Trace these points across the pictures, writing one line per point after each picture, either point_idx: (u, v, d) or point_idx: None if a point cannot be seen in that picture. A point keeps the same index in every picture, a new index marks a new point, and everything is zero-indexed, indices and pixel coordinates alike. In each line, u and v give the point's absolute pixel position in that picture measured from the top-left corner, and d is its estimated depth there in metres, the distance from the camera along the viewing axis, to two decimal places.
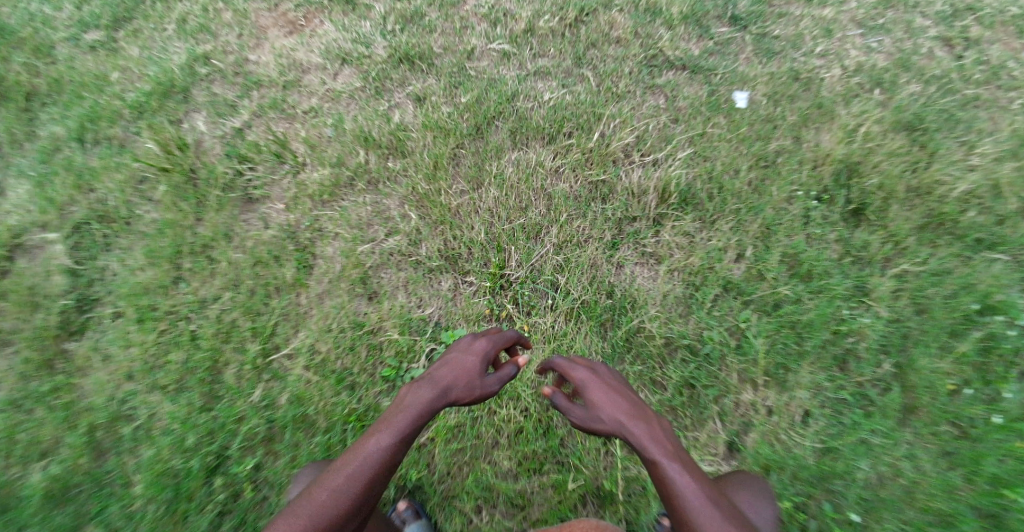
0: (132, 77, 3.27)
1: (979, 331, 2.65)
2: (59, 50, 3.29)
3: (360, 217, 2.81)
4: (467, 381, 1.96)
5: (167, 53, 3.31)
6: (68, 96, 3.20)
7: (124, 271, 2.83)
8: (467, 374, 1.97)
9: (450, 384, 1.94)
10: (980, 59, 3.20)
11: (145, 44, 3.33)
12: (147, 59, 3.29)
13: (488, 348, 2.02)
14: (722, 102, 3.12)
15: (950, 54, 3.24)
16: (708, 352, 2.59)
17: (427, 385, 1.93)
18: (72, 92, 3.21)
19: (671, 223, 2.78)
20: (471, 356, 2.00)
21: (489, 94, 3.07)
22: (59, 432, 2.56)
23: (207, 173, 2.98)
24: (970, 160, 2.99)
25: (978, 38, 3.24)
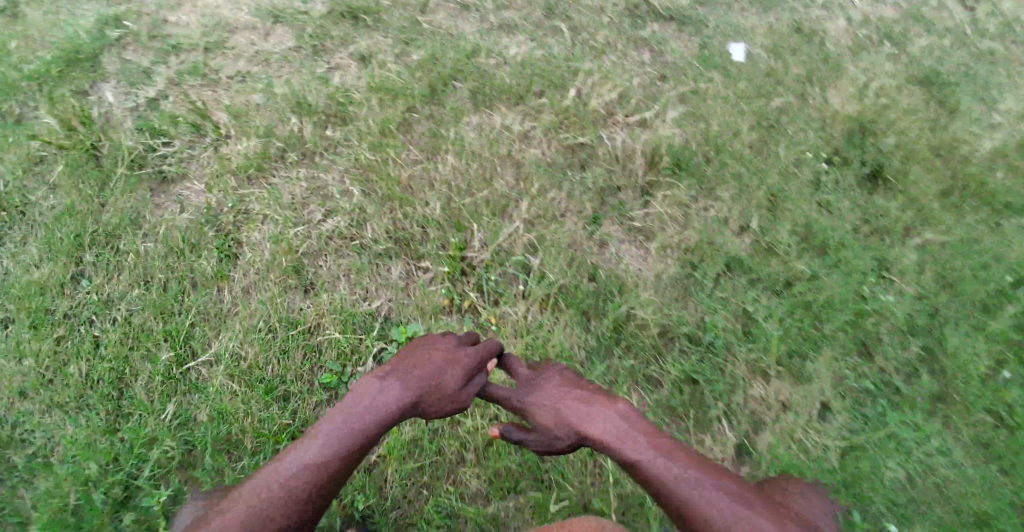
0: (35, 43, 2.84)
1: (1014, 306, 2.27)
2: None
3: (293, 196, 2.38)
4: (445, 385, 1.50)
5: (75, 17, 2.92)
6: None
7: (16, 270, 2.31)
8: (436, 375, 1.50)
9: (419, 394, 1.44)
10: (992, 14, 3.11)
11: (51, 9, 2.94)
12: (51, 23, 2.88)
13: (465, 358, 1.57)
14: (715, 56, 2.77)
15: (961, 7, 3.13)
16: (711, 341, 2.18)
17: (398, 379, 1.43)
18: None
19: (663, 192, 2.41)
20: (449, 361, 1.55)
21: (446, 51, 2.69)
22: None
23: (114, 149, 2.52)
24: (993, 117, 2.78)
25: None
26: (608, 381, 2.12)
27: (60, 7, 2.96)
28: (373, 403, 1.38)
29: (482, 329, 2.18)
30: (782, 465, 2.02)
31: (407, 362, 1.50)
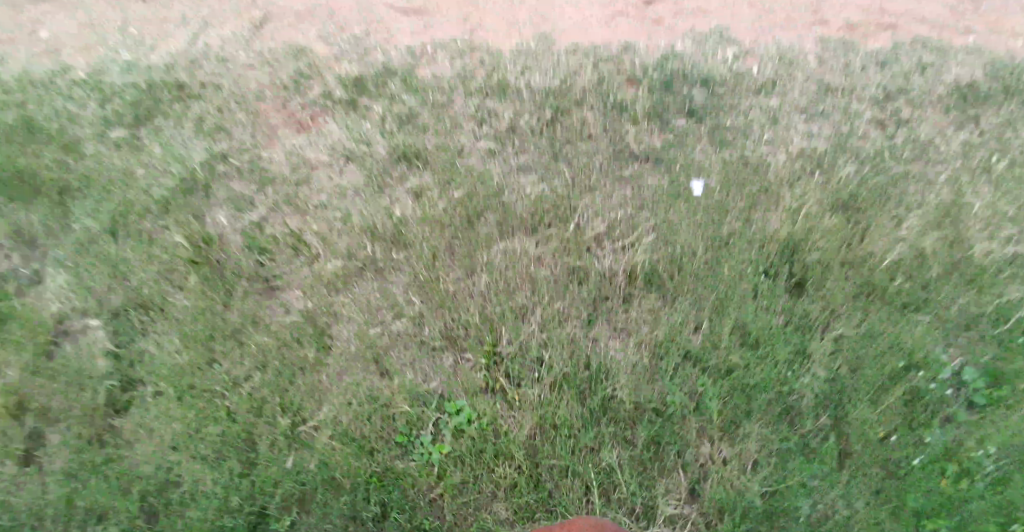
0: (156, 171, 3.75)
1: (906, 384, 3.14)
2: (87, 147, 3.89)
3: (369, 302, 3.26)
4: None
5: (186, 150, 3.82)
6: (99, 192, 3.67)
7: (161, 354, 3.14)
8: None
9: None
10: (909, 138, 4.09)
11: (167, 143, 3.86)
12: (168, 155, 3.79)
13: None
14: (681, 190, 3.66)
15: (883, 134, 4.11)
16: (672, 413, 2.97)
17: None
18: (103, 189, 3.69)
19: (638, 301, 3.31)
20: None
21: (478, 189, 3.61)
22: (115, 500, 2.80)
23: (233, 265, 3.39)
24: (899, 233, 3.63)
25: (907, 119, 4.19)
26: (596, 440, 2.90)
27: (174, 141, 3.88)
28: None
29: (509, 404, 3.00)
30: (718, 502, 2.78)
31: None
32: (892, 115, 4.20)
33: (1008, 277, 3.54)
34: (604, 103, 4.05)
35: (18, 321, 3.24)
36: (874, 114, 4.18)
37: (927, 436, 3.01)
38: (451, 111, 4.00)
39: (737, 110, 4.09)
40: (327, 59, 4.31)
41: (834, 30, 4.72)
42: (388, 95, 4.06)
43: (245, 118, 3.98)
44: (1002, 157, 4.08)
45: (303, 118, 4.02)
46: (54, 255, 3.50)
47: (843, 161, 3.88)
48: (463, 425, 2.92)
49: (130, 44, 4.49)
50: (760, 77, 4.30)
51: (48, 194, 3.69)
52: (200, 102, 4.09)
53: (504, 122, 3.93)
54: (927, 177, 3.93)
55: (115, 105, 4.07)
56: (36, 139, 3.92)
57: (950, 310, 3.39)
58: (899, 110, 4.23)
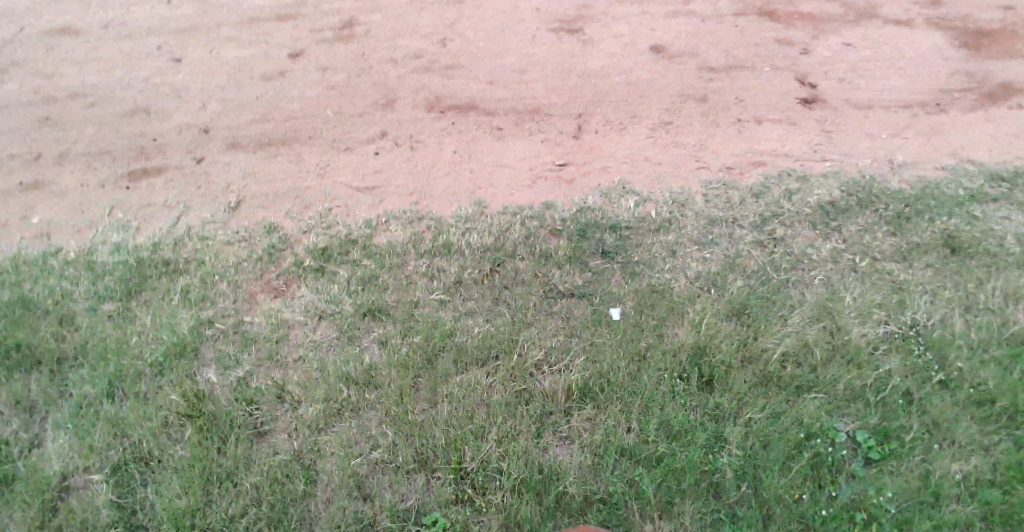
0: (147, 338, 4.26)
1: (809, 451, 3.79)
2: (81, 319, 4.39)
3: (348, 437, 3.75)
4: None
5: (176, 318, 4.36)
6: (95, 359, 4.15)
7: (162, 500, 3.53)
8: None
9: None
10: (786, 251, 4.96)
11: (157, 313, 4.41)
12: (159, 323, 4.33)
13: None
14: (603, 317, 4.37)
15: (764, 251, 4.97)
16: (615, 500, 3.52)
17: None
18: (98, 356, 4.16)
19: (577, 412, 3.87)
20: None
21: (434, 332, 4.22)
22: None
23: (225, 415, 3.83)
24: (786, 329, 4.38)
25: (781, 236, 5.08)
26: (555, 530, 3.43)
27: (164, 311, 4.42)
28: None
29: (477, 510, 3.49)
30: None
31: None
32: (768, 234, 5.09)
33: (883, 352, 4.30)
34: (533, 253, 4.80)
35: (24, 484, 3.61)
36: (755, 236, 5.06)
37: (835, 491, 3.65)
38: (406, 269, 4.68)
39: (642, 249, 4.89)
40: (295, 233, 5.02)
41: (717, 170, 5.71)
42: (352, 261, 4.74)
43: (227, 288, 4.57)
44: (863, 258, 4.95)
45: (277, 285, 4.63)
46: (54, 418, 3.91)
47: (733, 278, 4.70)
48: None
49: (118, 227, 5.11)
50: (657, 218, 5.16)
51: (48, 362, 4.15)
52: (185, 275, 4.68)
53: (452, 277, 4.59)
54: (805, 279, 4.77)
55: (105, 281, 4.62)
56: (32, 316, 4.39)
57: (838, 386, 4.11)
58: (774, 229, 5.13)
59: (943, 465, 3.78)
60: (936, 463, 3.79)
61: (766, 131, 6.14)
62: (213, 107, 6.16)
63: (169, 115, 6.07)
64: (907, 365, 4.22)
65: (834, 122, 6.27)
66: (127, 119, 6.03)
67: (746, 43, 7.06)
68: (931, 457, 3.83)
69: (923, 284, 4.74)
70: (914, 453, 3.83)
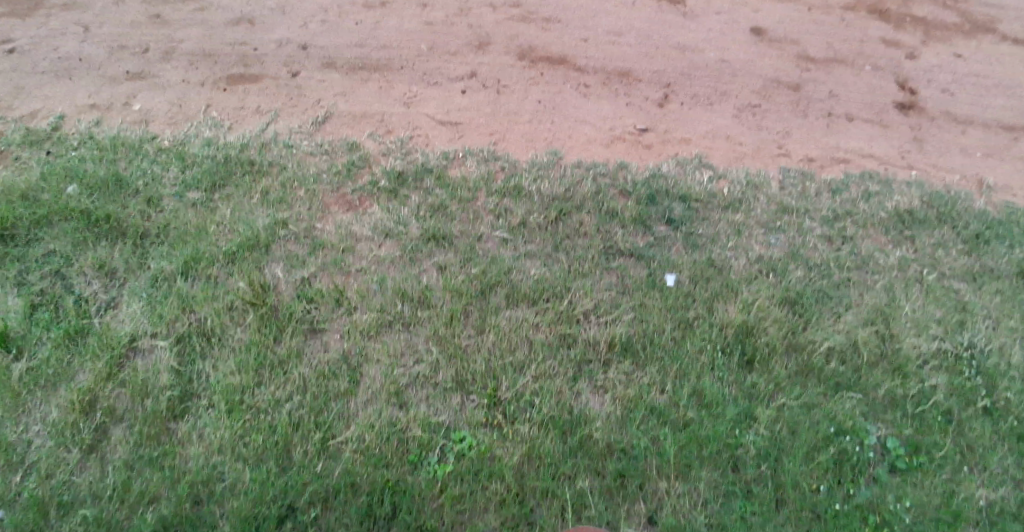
0: (225, 229, 4.56)
1: (836, 447, 3.79)
2: (167, 202, 4.72)
3: (396, 348, 3.97)
4: None
5: (254, 216, 4.64)
6: (175, 240, 4.47)
7: (217, 374, 3.83)
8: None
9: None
10: (853, 251, 4.89)
11: (237, 207, 4.70)
12: (238, 217, 4.62)
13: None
14: (656, 281, 4.43)
15: (831, 247, 4.92)
16: (636, 453, 3.62)
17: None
18: (177, 237, 4.49)
19: (615, 365, 3.98)
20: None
21: (492, 267, 4.38)
22: (164, 486, 3.41)
23: (286, 309, 4.11)
24: (837, 326, 4.37)
25: (852, 235, 5.01)
26: (573, 469, 3.54)
27: (243, 208, 4.70)
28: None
29: (503, 436, 3.64)
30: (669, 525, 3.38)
31: None
32: (839, 231, 5.02)
33: (933, 368, 4.23)
34: (599, 209, 4.87)
35: (96, 338, 3.96)
36: (824, 231, 5.02)
37: (855, 490, 3.65)
38: (475, 204, 4.82)
39: (707, 222, 4.91)
40: (375, 154, 5.21)
41: (796, 161, 5.62)
42: (424, 188, 4.91)
43: (305, 196, 4.81)
44: (931, 271, 4.82)
45: (351, 200, 4.84)
46: (130, 286, 4.24)
47: (793, 267, 4.67)
48: (464, 450, 3.57)
49: (212, 123, 5.40)
50: (729, 196, 5.14)
51: (132, 237, 4.49)
52: (266, 177, 4.94)
53: (517, 218, 4.70)
54: (867, 282, 4.71)
55: (194, 171, 4.92)
56: (125, 192, 4.74)
57: (878, 390, 4.08)
58: (846, 227, 5.06)
59: (969, 488, 3.71)
60: (963, 484, 3.73)
61: (855, 129, 6.00)
62: (314, 26, 6.37)
63: (271, 27, 6.31)
64: (953, 384, 4.14)
65: (927, 132, 6.07)
66: (231, 27, 6.29)
67: (848, 37, 6.83)
68: (959, 478, 3.76)
69: (989, 308, 4.61)
70: (943, 471, 3.78)
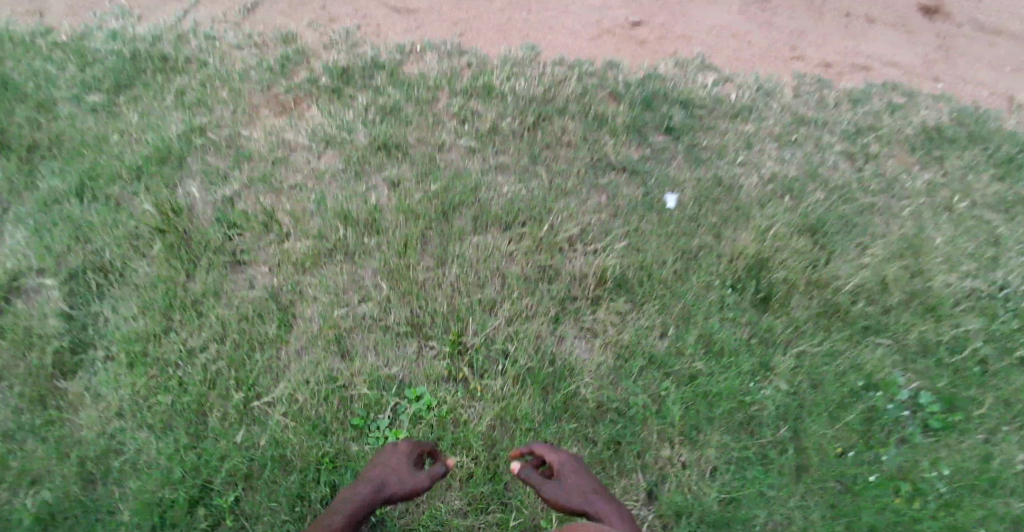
0: (131, 140, 3.73)
1: (863, 404, 3.24)
2: (61, 108, 3.81)
3: (337, 284, 3.22)
4: (400, 476, 2.07)
5: (165, 123, 3.80)
6: (69, 154, 3.62)
7: (118, 319, 3.14)
8: (403, 475, 2.06)
9: (378, 484, 2.04)
10: (876, 173, 4.21)
11: (145, 112, 3.85)
12: (146, 124, 3.78)
13: (408, 449, 2.15)
14: (655, 202, 3.68)
15: (852, 167, 4.25)
16: (633, 414, 3.00)
17: (358, 487, 2.03)
18: (72, 151, 3.64)
19: (606, 303, 3.28)
20: (392, 457, 2.13)
21: (455, 183, 3.59)
22: (49, 462, 2.76)
23: (200, 236, 3.36)
24: (862, 259, 3.75)
25: (877, 154, 4.32)
26: (557, 435, 2.93)
27: (153, 113, 3.85)
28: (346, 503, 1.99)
29: (470, 394, 2.99)
30: (675, 505, 2.84)
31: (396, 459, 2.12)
32: (861, 149, 4.32)
33: (967, 309, 3.64)
34: (586, 114, 4.05)
35: None
36: (845, 147, 4.32)
37: (883, 455, 3.12)
38: (435, 107, 4.00)
39: (713, 132, 4.17)
40: (315, 47, 4.30)
41: (812, 66, 4.84)
42: (374, 87, 4.05)
43: (228, 96, 3.94)
44: (963, 199, 4.17)
45: (285, 100, 3.98)
46: (14, 211, 3.43)
47: (812, 189, 4.02)
48: (422, 412, 2.92)
49: (119, 13, 4.41)
50: (738, 104, 4.38)
51: (16, 151, 3.61)
52: (182, 75, 4.04)
53: (487, 124, 3.89)
54: (893, 208, 4.06)
55: (94, 69, 4.00)
56: (6, 94, 3.82)
57: (909, 335, 3.49)
58: (869, 143, 4.36)
59: (1010, 451, 3.19)
60: (1001, 447, 3.20)
61: (877, 33, 5.22)
62: None
63: None
64: (991, 329, 3.56)
65: (955, 39, 5.32)
66: None
67: None
68: (997, 439, 3.24)
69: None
70: (980, 432, 3.24)
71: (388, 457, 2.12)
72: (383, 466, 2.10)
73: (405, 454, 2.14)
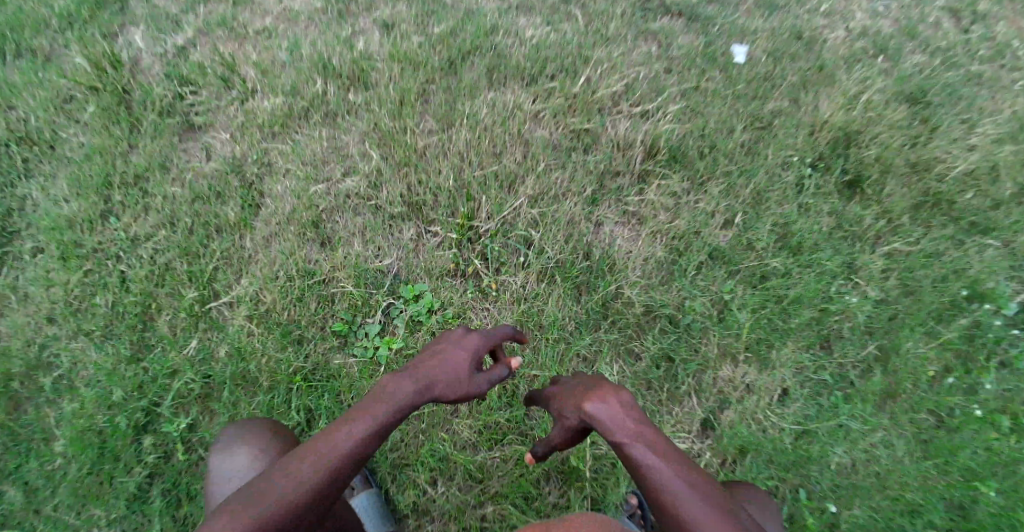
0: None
1: (966, 318, 2.49)
2: None
3: (315, 153, 2.58)
4: (453, 381, 1.70)
5: None
6: None
7: (46, 203, 2.52)
8: (456, 381, 1.70)
9: (435, 380, 1.70)
10: (985, 36, 3.03)
11: None
12: None
13: (484, 343, 1.76)
14: (719, 55, 2.90)
15: (956, 27, 3.08)
16: (688, 323, 2.45)
17: (408, 377, 1.68)
18: None
19: (657, 181, 2.64)
20: (460, 347, 1.75)
21: (466, 26, 2.83)
22: None
23: (143, 95, 2.68)
24: (969, 139, 2.77)
25: (986, 13, 3.09)
26: (592, 349, 2.41)
27: None
28: (390, 393, 1.66)
29: (484, 293, 2.45)
30: (740, 440, 2.33)
31: (446, 357, 1.73)
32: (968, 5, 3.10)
33: None
34: None
35: None
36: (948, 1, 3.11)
37: (984, 383, 2.42)
38: None
39: None
40: None
41: None
42: None
43: None
44: None
45: None
46: None
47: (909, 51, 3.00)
48: (422, 317, 2.38)
49: None
50: None
51: None
52: None
53: None
54: (1001, 80, 2.93)
55: None
56: None
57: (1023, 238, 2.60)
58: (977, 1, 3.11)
59: None
60: None
61: None
62: None
63: None
64: None
65: None
66: None
67: None
68: None
69: None
70: None
71: (457, 348, 1.74)
72: (438, 364, 1.72)
73: (476, 347, 1.75)
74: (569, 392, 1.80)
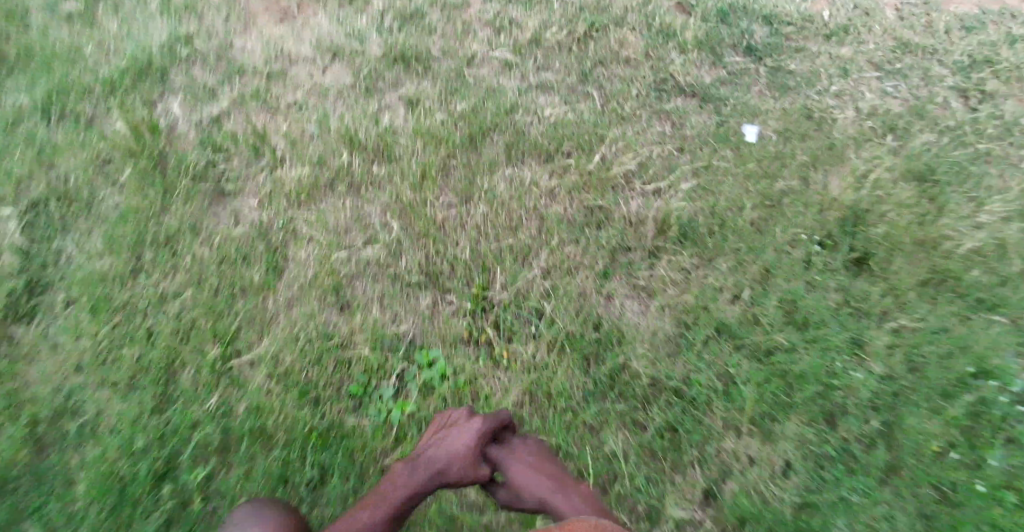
0: (109, 52, 3.13)
1: (971, 395, 2.49)
2: (33, 19, 3.21)
3: (338, 222, 2.74)
4: (460, 467, 2.03)
5: (148, 31, 3.20)
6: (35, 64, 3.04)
7: (79, 258, 2.62)
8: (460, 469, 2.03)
9: (444, 469, 2.02)
10: (994, 114, 3.15)
11: (126, 18, 3.24)
12: (123, 33, 3.18)
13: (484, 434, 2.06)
14: (731, 134, 3.04)
15: (964, 106, 3.20)
16: (693, 396, 2.50)
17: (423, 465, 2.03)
18: (40, 61, 3.05)
19: (667, 256, 2.75)
20: (469, 436, 2.05)
21: (487, 103, 3.02)
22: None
23: (178, 161, 2.84)
24: (979, 217, 2.85)
25: (994, 92, 3.23)
26: (598, 418, 2.45)
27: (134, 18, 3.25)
28: (405, 481, 2.02)
29: (495, 362, 2.52)
30: (740, 510, 2.31)
31: (453, 444, 2.05)
32: (975, 84, 3.25)
33: None
34: (648, 26, 3.36)
35: None
36: (957, 81, 3.26)
37: (989, 459, 2.38)
38: (466, 13, 3.35)
39: (803, 55, 3.31)
40: None
41: None
42: None
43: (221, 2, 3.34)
44: None
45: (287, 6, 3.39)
46: None
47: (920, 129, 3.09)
48: (434, 382, 2.45)
49: None
50: (832, 23, 3.43)
51: None
52: None
53: (528, 33, 3.26)
54: (1012, 158, 3.04)
55: None
56: None
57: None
58: (985, 79, 3.27)
59: None
60: None
61: None
62: None
63: None
64: None
65: None
66: None
67: None
68: None
69: None
70: None
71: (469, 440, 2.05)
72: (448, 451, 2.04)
73: (481, 436, 2.06)
74: (529, 466, 2.06)
